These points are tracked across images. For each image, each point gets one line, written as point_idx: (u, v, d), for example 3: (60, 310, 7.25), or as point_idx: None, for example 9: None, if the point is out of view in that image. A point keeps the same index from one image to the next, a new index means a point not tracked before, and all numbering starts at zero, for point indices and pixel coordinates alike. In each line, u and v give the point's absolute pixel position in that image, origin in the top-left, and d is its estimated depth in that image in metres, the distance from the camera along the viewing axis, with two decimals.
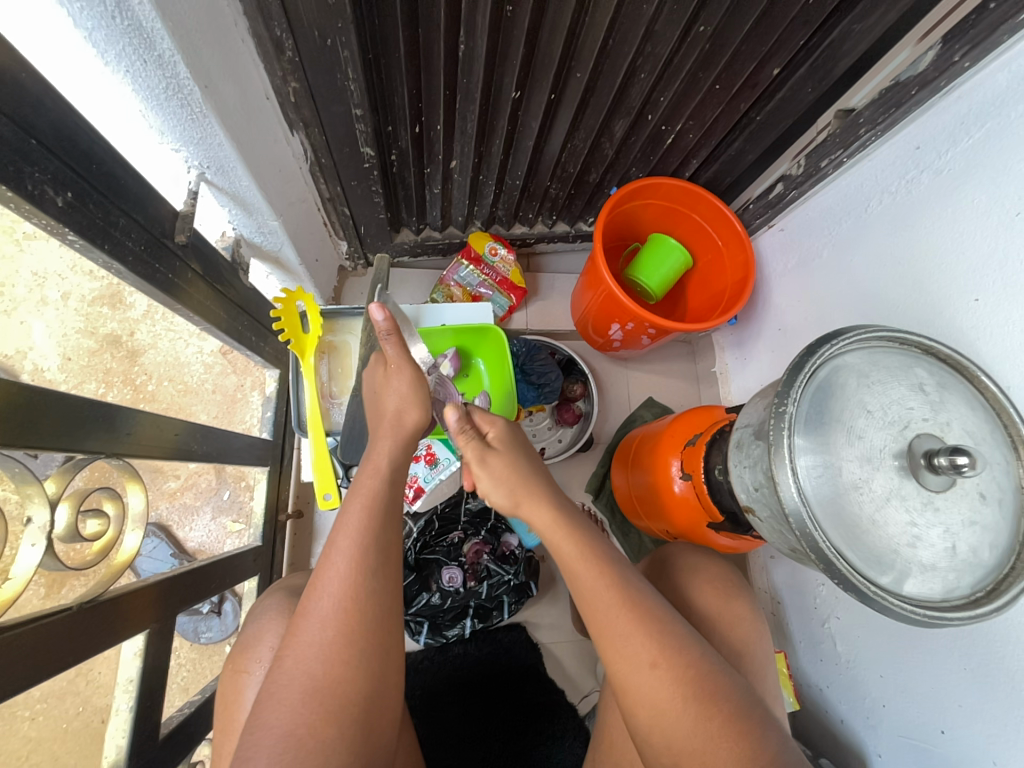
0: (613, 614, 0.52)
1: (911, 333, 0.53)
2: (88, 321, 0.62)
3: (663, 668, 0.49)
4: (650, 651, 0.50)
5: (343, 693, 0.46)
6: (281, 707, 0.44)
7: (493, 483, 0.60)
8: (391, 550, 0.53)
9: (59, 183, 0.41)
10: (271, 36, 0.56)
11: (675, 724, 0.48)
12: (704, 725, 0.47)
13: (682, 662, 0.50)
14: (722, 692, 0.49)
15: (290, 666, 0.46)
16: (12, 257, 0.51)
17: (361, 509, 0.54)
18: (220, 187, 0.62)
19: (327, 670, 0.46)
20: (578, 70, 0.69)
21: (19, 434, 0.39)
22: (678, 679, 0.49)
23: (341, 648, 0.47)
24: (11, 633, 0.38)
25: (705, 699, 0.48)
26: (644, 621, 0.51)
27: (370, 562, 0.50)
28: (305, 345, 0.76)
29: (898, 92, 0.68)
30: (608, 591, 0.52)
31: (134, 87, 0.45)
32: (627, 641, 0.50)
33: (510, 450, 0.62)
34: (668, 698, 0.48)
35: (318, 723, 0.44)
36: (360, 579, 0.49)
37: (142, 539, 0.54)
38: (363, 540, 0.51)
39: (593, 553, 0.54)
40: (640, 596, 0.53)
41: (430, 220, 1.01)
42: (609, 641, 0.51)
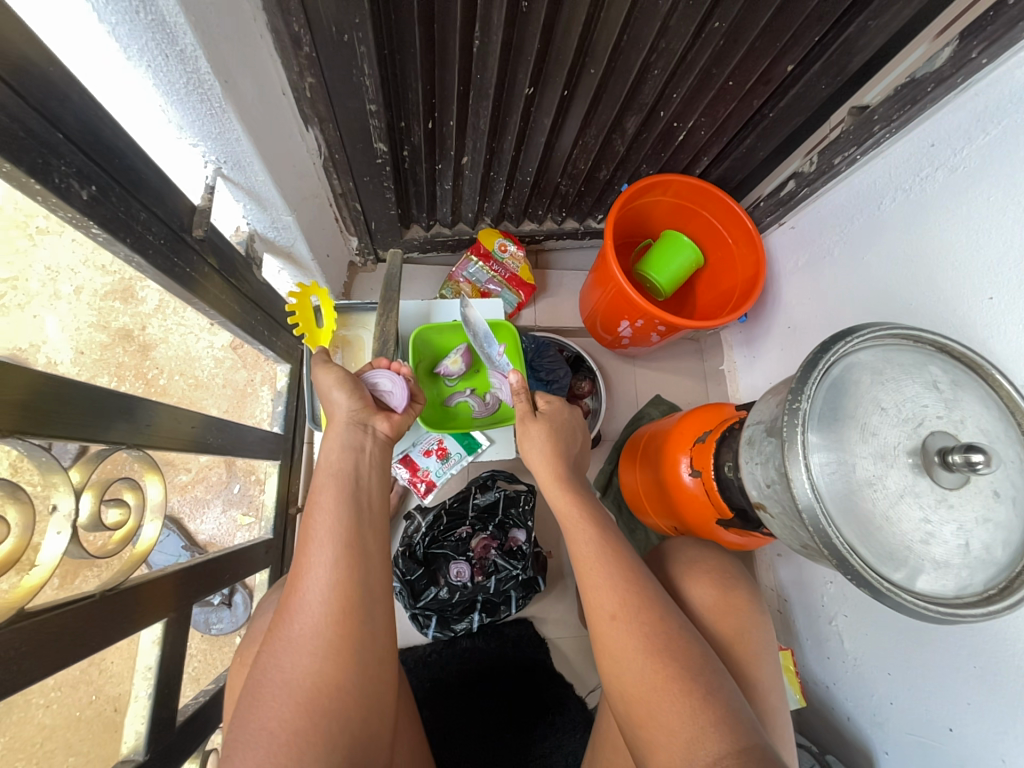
0: (592, 568, 0.55)
1: (925, 330, 0.53)
2: (100, 316, 0.64)
3: (621, 621, 0.51)
4: (612, 604, 0.52)
5: (316, 687, 0.45)
6: (257, 700, 0.44)
7: (532, 445, 0.66)
8: (360, 539, 0.52)
9: (83, 176, 0.41)
10: (290, 31, 0.56)
11: (630, 674, 0.49)
12: (654, 676, 0.48)
13: (641, 616, 0.51)
14: (683, 653, 0.50)
15: (265, 661, 0.46)
16: (26, 252, 0.50)
17: (321, 502, 0.53)
18: (236, 183, 0.62)
19: (296, 664, 0.46)
20: (592, 66, 0.69)
21: (45, 424, 0.39)
22: (633, 630, 0.50)
23: (309, 640, 0.46)
24: (40, 618, 0.40)
25: (658, 654, 0.49)
26: (610, 574, 0.54)
27: (329, 554, 0.49)
28: (319, 339, 0.76)
29: (914, 89, 0.67)
30: (594, 547, 0.56)
31: (155, 82, 0.46)
32: (596, 591, 0.54)
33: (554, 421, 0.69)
34: (623, 649, 0.50)
35: (289, 715, 0.44)
36: (320, 572, 0.49)
37: (160, 528, 0.55)
38: (319, 533, 0.50)
39: (587, 511, 0.60)
40: (615, 551, 0.56)
41: (441, 216, 1.01)
42: (587, 592, 0.55)
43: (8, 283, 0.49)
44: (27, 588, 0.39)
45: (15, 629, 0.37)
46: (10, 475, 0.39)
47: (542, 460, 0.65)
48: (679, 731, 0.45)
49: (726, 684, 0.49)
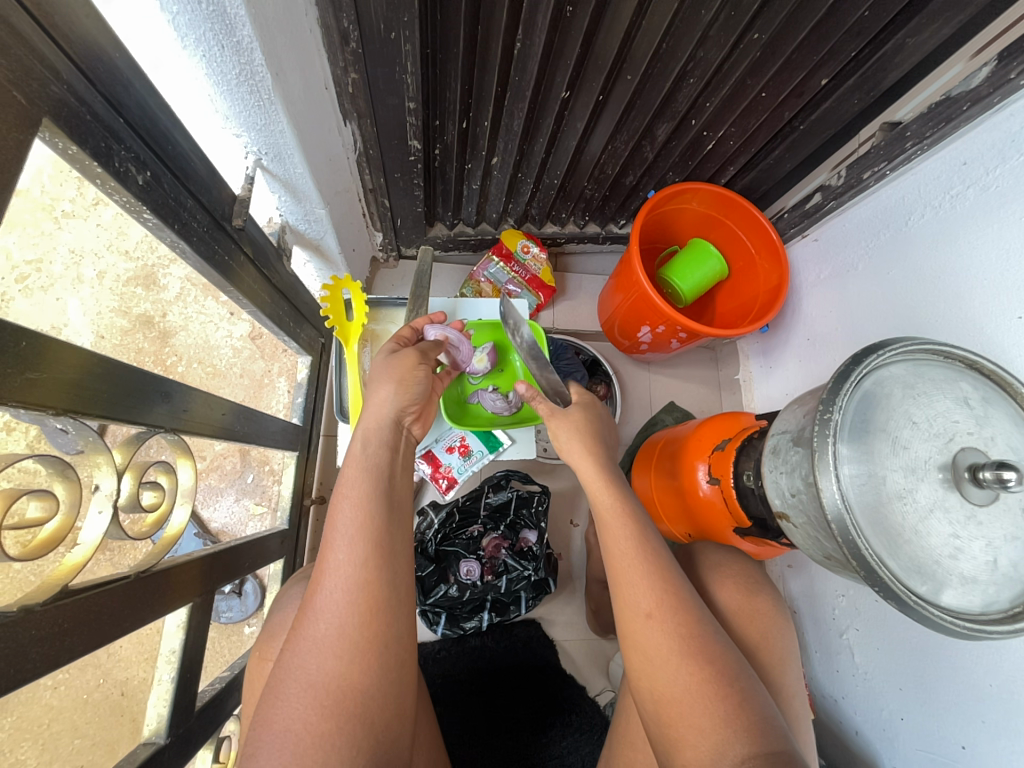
0: (625, 564, 0.54)
1: (956, 347, 0.53)
2: (122, 300, 0.71)
3: (656, 619, 0.51)
4: (647, 601, 0.52)
5: (343, 689, 0.45)
6: (280, 700, 0.44)
7: (568, 428, 0.66)
8: (389, 541, 0.52)
9: (140, 162, 0.42)
10: (339, 27, 0.58)
11: (659, 668, 0.49)
12: (685, 674, 0.48)
13: (676, 614, 0.51)
14: (711, 655, 0.49)
15: (289, 661, 0.46)
16: (52, 234, 0.59)
17: (348, 504, 0.52)
18: (275, 174, 0.63)
19: (321, 666, 0.46)
20: (629, 73, 0.70)
21: (94, 404, 0.40)
22: (668, 631, 0.50)
23: (336, 642, 0.46)
24: (80, 596, 0.40)
25: (690, 655, 0.49)
26: (648, 571, 0.53)
27: (358, 556, 0.49)
28: (348, 333, 0.77)
29: (948, 107, 0.68)
30: (627, 542, 0.55)
31: (208, 72, 0.46)
32: (631, 586, 0.53)
33: (590, 407, 0.69)
34: (657, 647, 0.50)
35: (315, 718, 0.44)
36: (349, 574, 0.49)
37: (189, 514, 0.55)
38: (351, 535, 0.50)
39: (625, 504, 0.58)
40: (652, 548, 0.55)
41: (465, 215, 1.02)
42: (618, 587, 0.54)
43: (32, 267, 0.59)
44: (70, 566, 0.39)
45: (60, 606, 0.38)
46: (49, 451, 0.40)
47: (583, 447, 0.64)
48: (707, 732, 0.45)
49: (753, 687, 0.49)
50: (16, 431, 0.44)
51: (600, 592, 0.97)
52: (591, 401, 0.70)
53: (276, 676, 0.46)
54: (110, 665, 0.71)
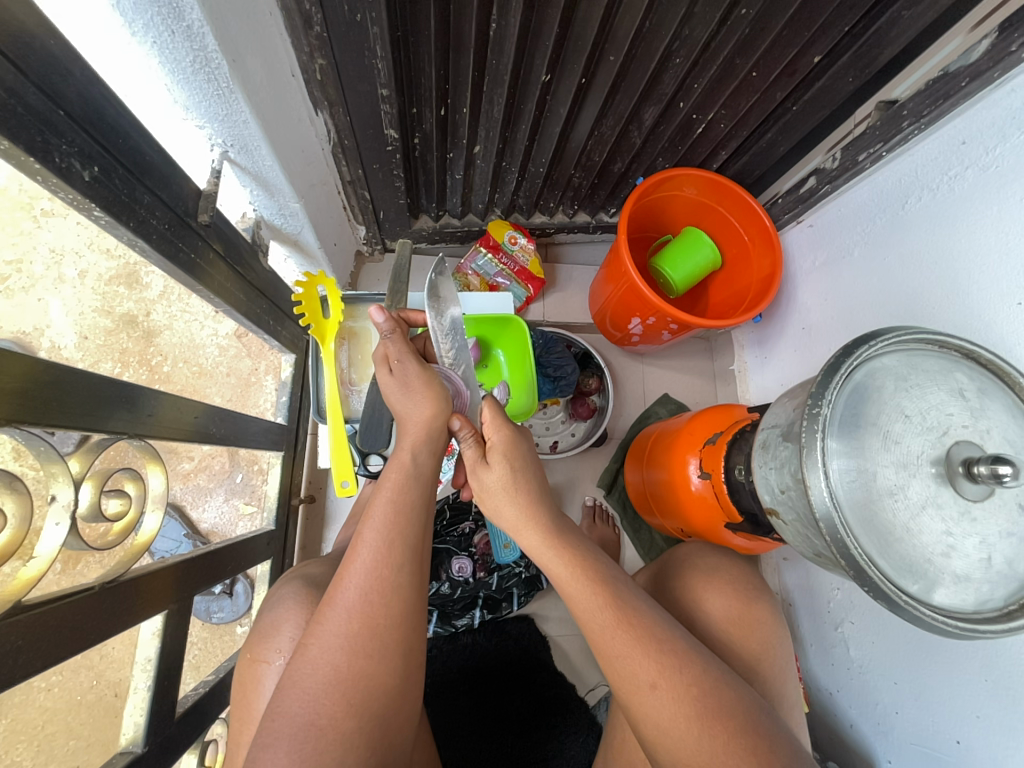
0: (607, 637, 0.50)
1: (951, 336, 0.51)
2: (105, 300, 0.63)
3: (662, 689, 0.47)
4: (650, 672, 0.48)
5: (368, 685, 0.44)
6: (303, 696, 0.42)
7: (485, 491, 0.59)
8: (421, 544, 0.51)
9: (85, 157, 0.40)
10: (301, 10, 0.55)
11: (678, 743, 0.46)
12: (708, 745, 0.45)
13: (682, 679, 0.48)
14: (727, 707, 0.47)
15: (314, 657, 0.44)
16: (29, 233, 0.51)
17: (387, 505, 0.51)
18: (243, 167, 0.60)
19: (350, 662, 0.44)
20: (611, 54, 0.67)
21: (45, 412, 0.39)
22: (679, 699, 0.47)
23: (367, 639, 0.45)
24: (36, 612, 0.39)
25: (709, 715, 0.46)
26: (642, 639, 0.49)
27: (396, 557, 0.48)
28: (324, 331, 0.74)
29: (947, 83, 0.65)
30: (602, 612, 0.51)
31: (162, 59, 0.44)
32: (625, 662, 0.49)
33: (510, 459, 0.59)
34: (672, 719, 0.46)
35: (339, 715, 0.42)
36: (386, 574, 0.47)
37: (161, 521, 0.55)
38: (390, 535, 0.49)
39: (588, 569, 0.53)
40: (635, 613, 0.51)
41: (450, 206, 0.99)
42: (614, 666, 0.49)
43: (12, 267, 0.52)
44: (25, 579, 0.38)
45: (12, 623, 0.37)
46: (16, 458, 0.38)
47: (514, 514, 0.57)
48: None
49: (775, 728, 0.47)
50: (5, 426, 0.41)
51: None
52: (512, 446, 0.60)
53: (297, 666, 0.44)
54: (104, 665, 0.57)
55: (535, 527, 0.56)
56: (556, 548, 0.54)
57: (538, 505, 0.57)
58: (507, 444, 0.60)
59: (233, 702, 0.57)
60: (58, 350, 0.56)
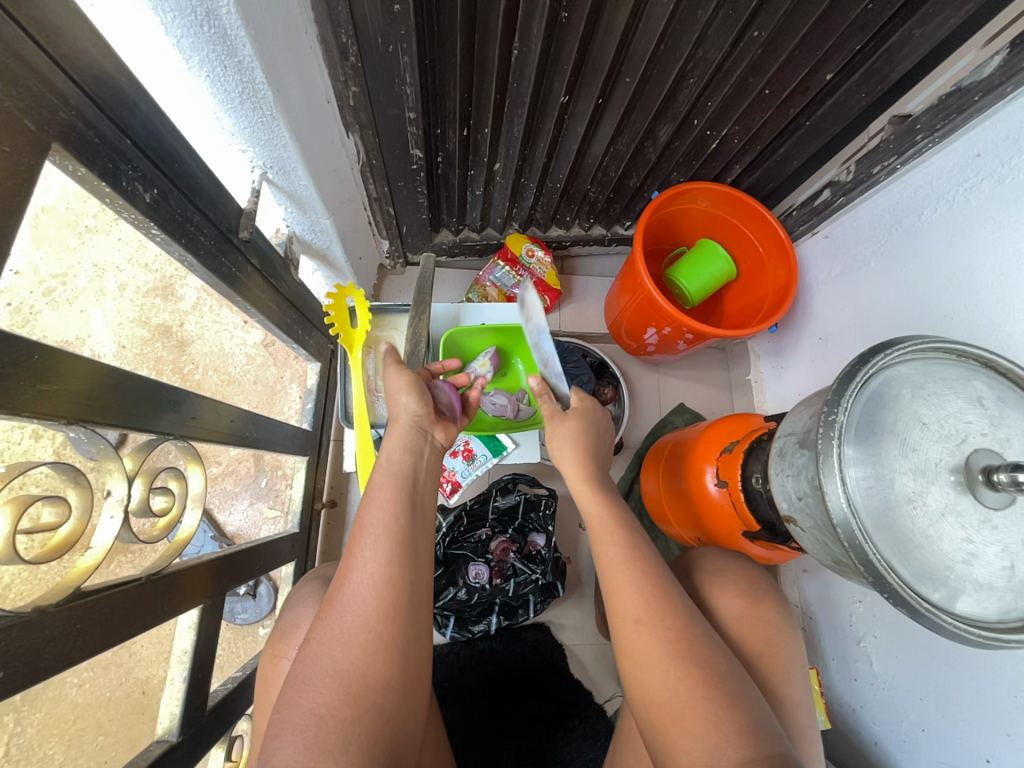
0: (614, 572, 0.56)
1: (970, 345, 0.51)
2: (142, 311, 0.68)
3: (645, 625, 0.51)
4: (637, 609, 0.52)
5: (364, 680, 0.45)
6: (306, 685, 0.44)
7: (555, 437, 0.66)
8: (414, 544, 0.52)
9: (147, 181, 0.44)
10: (338, 42, 0.59)
11: (650, 675, 0.50)
12: (675, 682, 0.49)
13: (667, 621, 0.52)
14: (705, 662, 0.50)
15: (313, 649, 0.46)
16: (76, 250, 0.56)
17: (374, 500, 0.53)
18: (280, 186, 0.64)
19: (346, 655, 0.46)
20: (627, 75, 0.70)
21: (109, 412, 0.42)
22: (658, 637, 0.51)
23: (363, 634, 0.46)
24: (93, 598, 0.41)
25: (685, 664, 0.49)
26: (634, 580, 0.54)
27: (384, 552, 0.50)
28: (352, 340, 0.77)
29: (959, 99, 0.66)
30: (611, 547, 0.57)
31: (212, 90, 0.47)
32: (621, 597, 0.54)
33: (584, 417, 0.68)
34: (647, 654, 0.51)
35: (337, 704, 0.44)
36: (373, 569, 0.49)
37: (200, 518, 0.57)
38: (377, 531, 0.51)
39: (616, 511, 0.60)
40: (644, 558, 0.56)
41: (470, 220, 1.03)
42: (614, 594, 0.55)
43: (59, 280, 0.55)
44: (82, 568, 0.41)
45: (72, 608, 0.39)
46: (59, 458, 0.45)
47: (573, 460, 0.64)
48: (695, 731, 0.46)
49: (744, 695, 0.48)
50: (45, 437, 0.45)
51: None
52: (588, 410, 0.69)
53: (303, 657, 0.46)
54: (133, 664, 0.67)
55: (583, 470, 0.64)
56: (594, 490, 0.62)
57: (591, 457, 0.65)
58: (586, 401, 0.70)
59: (256, 691, 0.59)
60: (99, 357, 0.61)
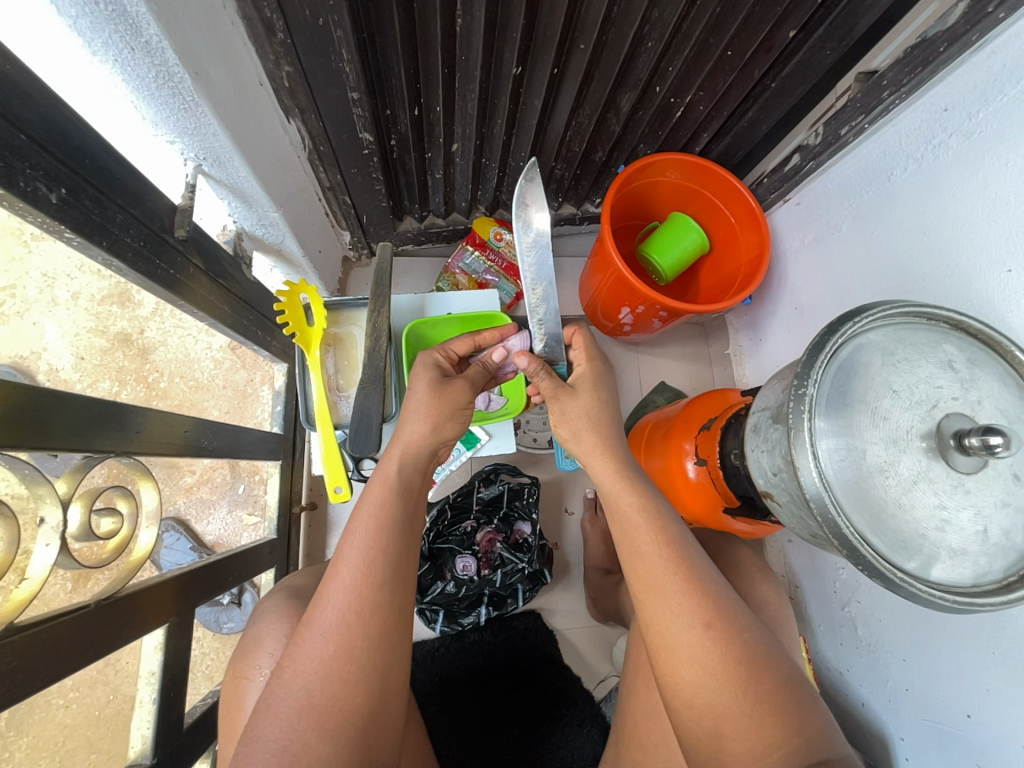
0: (668, 576, 0.50)
1: (939, 308, 0.50)
2: (98, 321, 0.62)
3: (717, 632, 0.48)
4: (706, 615, 0.48)
5: (342, 714, 0.44)
6: (277, 720, 0.42)
7: (563, 419, 0.61)
8: (403, 564, 0.51)
9: (52, 179, 0.40)
10: (262, 17, 0.54)
11: (722, 686, 0.47)
12: (752, 691, 0.47)
13: (734, 625, 0.49)
14: (769, 662, 0.48)
15: (290, 679, 0.44)
16: (21, 260, 0.51)
17: (368, 520, 0.50)
18: (218, 180, 0.60)
19: (324, 687, 0.44)
20: (581, 42, 0.66)
21: (31, 434, 0.39)
22: (731, 644, 0.48)
23: (343, 664, 0.45)
24: (35, 629, 0.39)
25: (753, 667, 0.48)
26: (695, 584, 0.50)
27: (376, 575, 0.48)
28: (309, 339, 0.74)
29: (926, 50, 0.63)
30: (665, 551, 0.52)
31: (125, 78, 0.44)
32: (684, 604, 0.49)
33: (595, 389, 0.62)
34: (719, 664, 0.47)
35: (313, 739, 0.42)
36: (365, 595, 0.47)
37: (157, 535, 0.55)
38: (371, 553, 0.49)
39: (655, 507, 0.54)
40: (693, 557, 0.52)
41: (433, 206, 1.00)
42: (672, 602, 0.49)
43: (7, 291, 0.53)
44: (18, 600, 0.39)
45: (6, 644, 0.37)
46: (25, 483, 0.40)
47: (591, 442, 0.60)
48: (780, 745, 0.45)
49: (806, 693, 0.49)
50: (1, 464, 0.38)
51: (598, 580, 0.97)
52: (597, 376, 0.64)
53: (275, 684, 0.44)
54: (120, 681, 0.61)
55: (610, 461, 0.58)
56: (628, 484, 0.56)
57: (613, 442, 0.60)
58: (594, 378, 0.63)
59: (222, 718, 0.58)
60: (58, 373, 0.58)
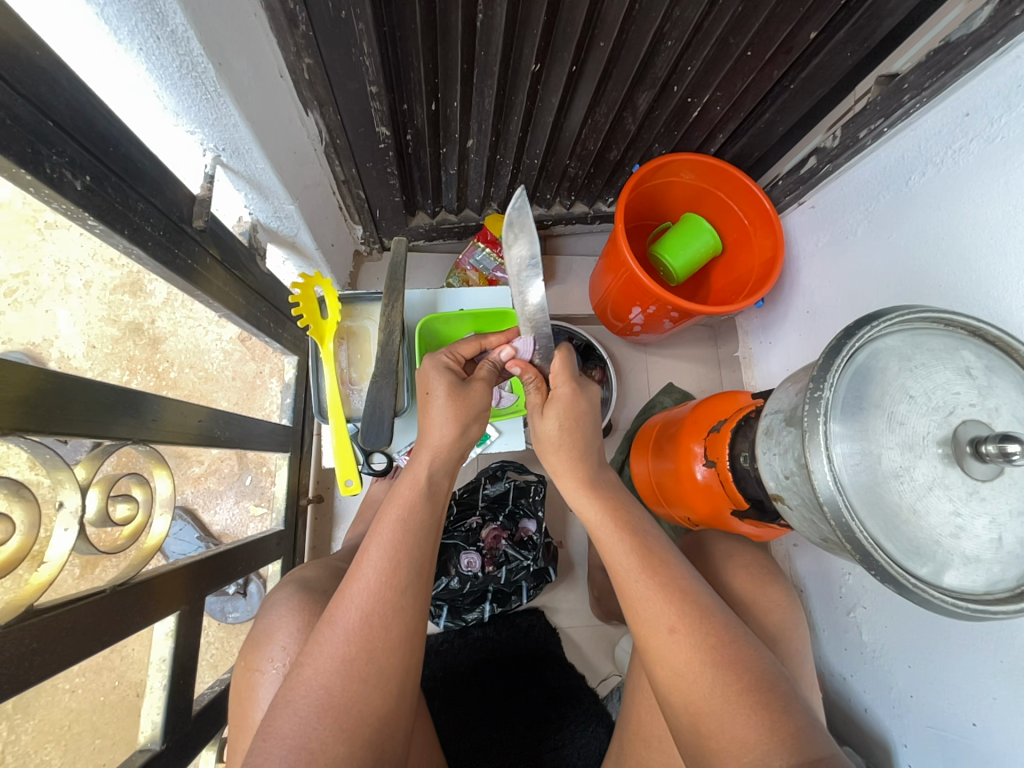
0: (631, 578, 0.54)
1: (957, 313, 0.50)
2: (110, 309, 0.62)
3: (681, 633, 0.50)
4: (669, 617, 0.51)
5: (360, 715, 0.44)
6: (294, 717, 0.42)
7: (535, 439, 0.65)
8: (425, 568, 0.52)
9: (76, 167, 0.40)
10: (285, 9, 0.54)
11: (693, 685, 0.47)
12: (723, 689, 0.46)
13: (701, 626, 0.50)
14: (746, 663, 0.48)
15: (308, 677, 0.44)
16: (35, 246, 0.51)
17: (396, 522, 0.52)
18: (236, 171, 0.60)
19: (344, 686, 0.44)
20: (601, 40, 0.66)
21: (48, 420, 0.39)
22: (695, 643, 0.49)
23: (363, 666, 0.45)
24: (49, 615, 0.40)
25: (726, 667, 0.47)
26: (664, 586, 0.53)
27: (401, 579, 0.49)
28: (323, 331, 0.75)
29: (949, 54, 0.63)
30: (631, 557, 0.55)
31: (149, 67, 0.43)
32: (647, 604, 0.52)
33: (568, 415, 0.62)
34: (686, 662, 0.48)
35: (330, 738, 0.42)
36: (390, 597, 0.48)
37: (170, 523, 0.56)
38: (397, 554, 0.50)
39: (625, 520, 0.58)
40: (662, 563, 0.55)
41: (446, 202, 1.00)
42: (636, 603, 0.53)
43: (19, 279, 0.51)
44: (37, 584, 0.39)
45: (28, 625, 0.38)
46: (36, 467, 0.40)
47: (562, 463, 0.62)
48: (753, 747, 0.42)
49: (788, 697, 0.46)
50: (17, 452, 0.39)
51: (602, 579, 0.97)
52: (570, 402, 0.62)
53: (291, 681, 0.44)
54: (125, 668, 0.59)
55: (575, 478, 0.62)
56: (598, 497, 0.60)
57: (585, 462, 0.62)
58: (566, 404, 0.62)
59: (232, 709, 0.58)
60: (70, 360, 0.56)
